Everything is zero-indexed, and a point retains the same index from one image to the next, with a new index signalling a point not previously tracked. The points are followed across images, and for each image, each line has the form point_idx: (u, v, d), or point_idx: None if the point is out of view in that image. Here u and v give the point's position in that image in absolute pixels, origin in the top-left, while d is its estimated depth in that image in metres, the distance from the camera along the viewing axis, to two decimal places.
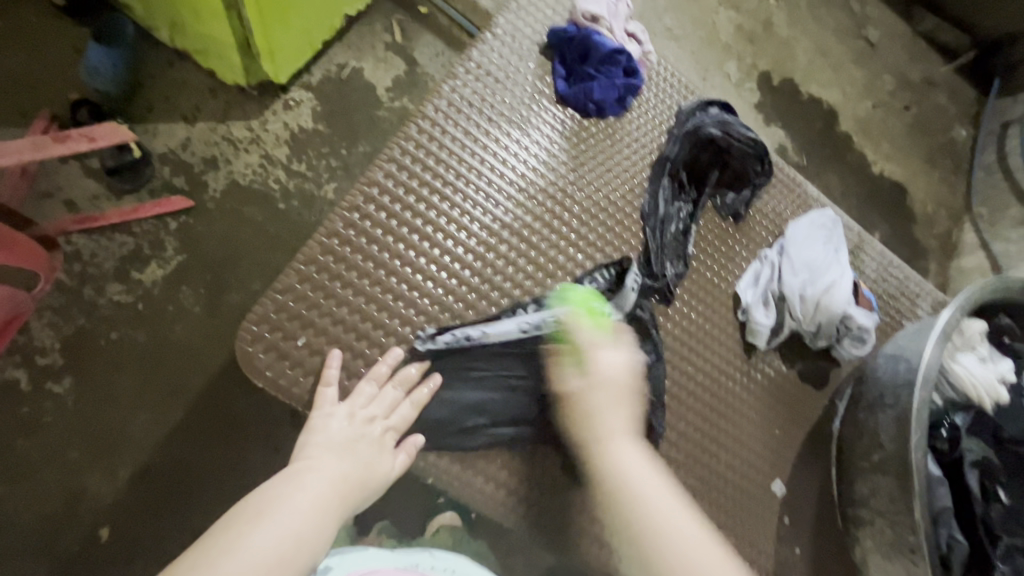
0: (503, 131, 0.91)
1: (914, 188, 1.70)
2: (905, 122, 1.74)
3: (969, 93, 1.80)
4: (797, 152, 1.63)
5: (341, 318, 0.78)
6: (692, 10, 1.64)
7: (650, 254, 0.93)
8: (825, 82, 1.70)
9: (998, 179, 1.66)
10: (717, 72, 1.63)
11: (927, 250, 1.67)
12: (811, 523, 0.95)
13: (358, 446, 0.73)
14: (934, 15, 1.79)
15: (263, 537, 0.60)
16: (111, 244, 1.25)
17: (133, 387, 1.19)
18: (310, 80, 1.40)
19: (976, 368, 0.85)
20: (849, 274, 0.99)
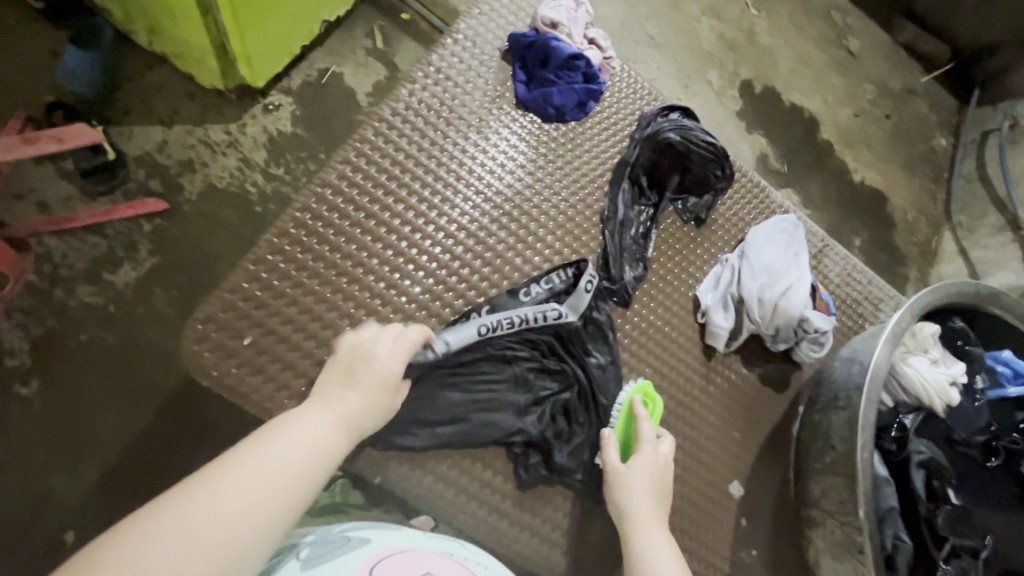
0: (460, 133, 0.92)
1: (894, 196, 1.72)
2: (885, 131, 1.76)
3: (948, 103, 1.83)
4: (778, 159, 1.66)
5: (290, 318, 0.79)
6: (674, 19, 1.66)
7: (608, 257, 0.95)
8: (805, 90, 1.73)
9: (977, 188, 1.68)
10: (699, 79, 1.65)
11: (906, 257, 1.69)
12: (770, 526, 0.96)
13: (365, 381, 0.68)
14: (913, 26, 1.82)
15: (275, 457, 0.56)
16: (84, 246, 1.25)
17: (102, 388, 1.19)
18: (289, 84, 1.41)
19: (927, 370, 0.87)
20: (808, 278, 1.00)
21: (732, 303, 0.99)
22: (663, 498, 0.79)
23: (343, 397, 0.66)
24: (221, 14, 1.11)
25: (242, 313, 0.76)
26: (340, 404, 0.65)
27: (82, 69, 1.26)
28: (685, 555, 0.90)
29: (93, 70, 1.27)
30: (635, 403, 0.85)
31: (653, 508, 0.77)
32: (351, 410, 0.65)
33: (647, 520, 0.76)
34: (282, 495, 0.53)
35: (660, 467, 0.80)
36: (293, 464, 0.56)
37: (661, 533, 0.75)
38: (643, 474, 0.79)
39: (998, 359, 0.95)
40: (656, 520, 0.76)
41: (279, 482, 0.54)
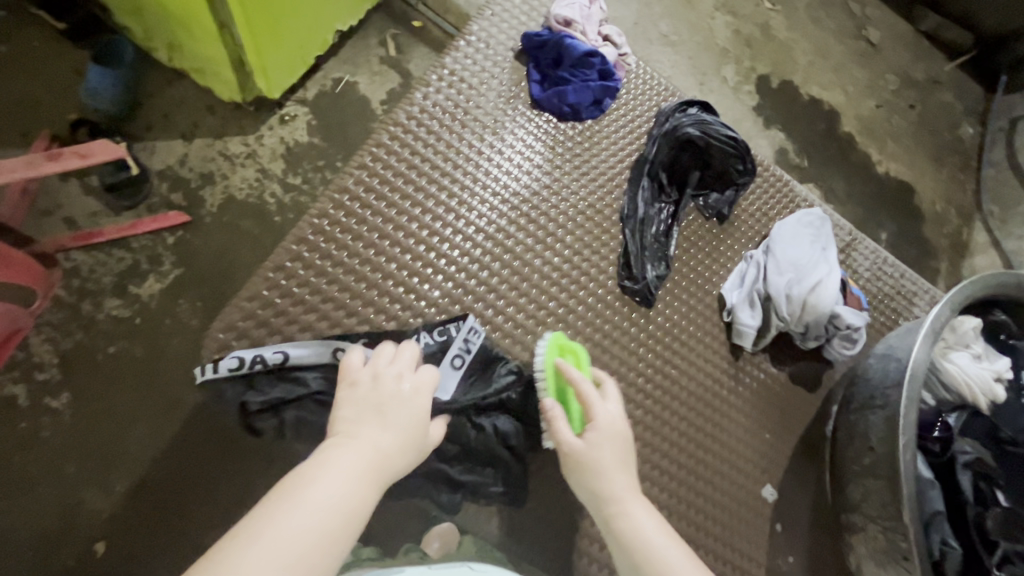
0: (476, 136, 0.91)
1: (922, 187, 1.66)
2: (910, 121, 1.71)
3: (976, 90, 1.77)
4: (798, 154, 1.62)
5: (309, 325, 0.78)
6: (688, 17, 1.64)
7: (630, 257, 0.92)
8: (825, 83, 1.68)
9: (1011, 176, 1.62)
10: (714, 76, 1.62)
11: (938, 250, 1.62)
12: (806, 531, 0.92)
13: (393, 402, 0.64)
14: (935, 14, 1.77)
15: (324, 506, 0.51)
16: (110, 259, 1.27)
17: (131, 400, 1.20)
18: (305, 95, 1.42)
19: (971, 366, 0.83)
20: (838, 272, 0.97)
21: (758, 300, 0.96)
22: (630, 461, 0.71)
23: (354, 422, 0.61)
24: (237, 27, 1.12)
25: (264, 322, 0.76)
26: (371, 431, 0.60)
27: (105, 87, 1.28)
28: (719, 562, 0.87)
29: (115, 87, 1.29)
30: (563, 366, 0.76)
31: (622, 475, 0.68)
32: (387, 441, 0.60)
33: (624, 493, 0.67)
34: (327, 537, 0.50)
35: (614, 431, 0.71)
36: (339, 502, 0.52)
37: (640, 501, 0.67)
38: (602, 449, 0.69)
39: None
40: (630, 489, 0.68)
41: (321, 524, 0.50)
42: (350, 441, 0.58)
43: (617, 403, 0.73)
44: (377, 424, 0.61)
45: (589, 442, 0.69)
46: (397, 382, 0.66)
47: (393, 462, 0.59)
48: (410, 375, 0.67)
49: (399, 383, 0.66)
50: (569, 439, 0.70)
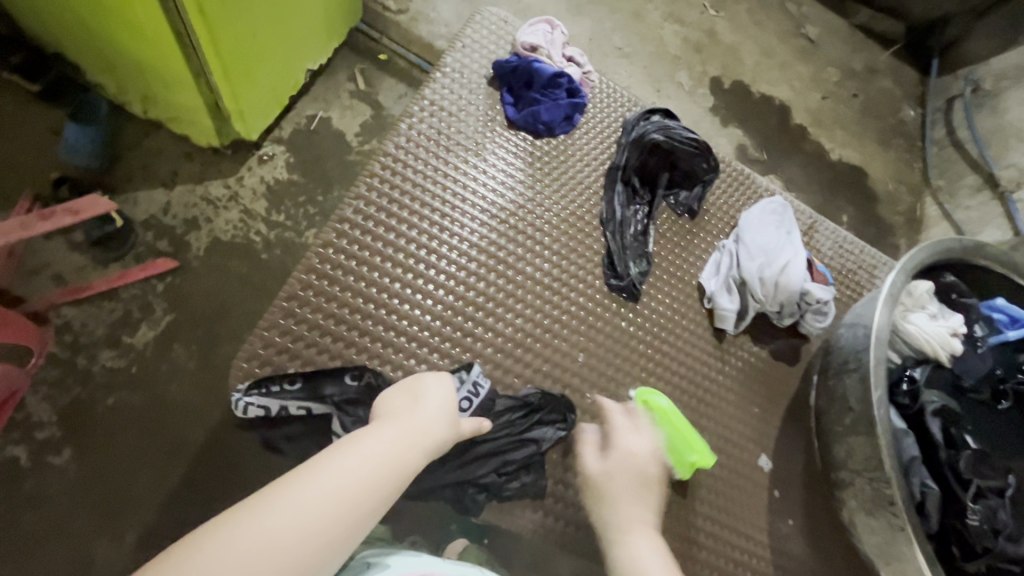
0: (460, 158, 0.98)
1: (874, 169, 1.79)
2: (855, 109, 1.84)
3: (912, 75, 1.92)
4: (757, 148, 1.73)
5: (324, 346, 0.83)
6: (640, 30, 1.75)
7: (613, 257, 1.00)
8: (773, 81, 1.81)
9: (951, 153, 1.75)
10: (670, 82, 1.73)
11: (893, 227, 1.75)
12: (801, 495, 0.99)
13: (419, 423, 0.70)
14: (866, 8, 1.93)
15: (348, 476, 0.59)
16: (100, 311, 1.29)
17: (135, 448, 1.22)
18: (282, 134, 1.47)
19: (927, 325, 0.92)
20: (803, 253, 1.06)
21: (734, 285, 1.04)
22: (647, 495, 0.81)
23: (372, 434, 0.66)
24: (212, 74, 1.18)
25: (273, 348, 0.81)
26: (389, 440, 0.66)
27: (83, 143, 1.33)
28: (723, 531, 0.93)
29: (93, 142, 1.34)
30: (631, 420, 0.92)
31: (637, 506, 0.79)
32: (393, 447, 0.65)
33: (628, 523, 0.77)
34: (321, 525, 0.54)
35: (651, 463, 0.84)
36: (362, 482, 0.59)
37: (648, 534, 0.76)
38: (620, 477, 0.81)
39: (994, 308, 1.00)
40: (641, 520, 0.77)
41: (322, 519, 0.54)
42: (364, 442, 0.63)
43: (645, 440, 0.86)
44: (401, 432, 0.68)
45: (605, 472, 0.82)
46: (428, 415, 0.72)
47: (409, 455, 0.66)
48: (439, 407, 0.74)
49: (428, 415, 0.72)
50: (591, 468, 0.84)
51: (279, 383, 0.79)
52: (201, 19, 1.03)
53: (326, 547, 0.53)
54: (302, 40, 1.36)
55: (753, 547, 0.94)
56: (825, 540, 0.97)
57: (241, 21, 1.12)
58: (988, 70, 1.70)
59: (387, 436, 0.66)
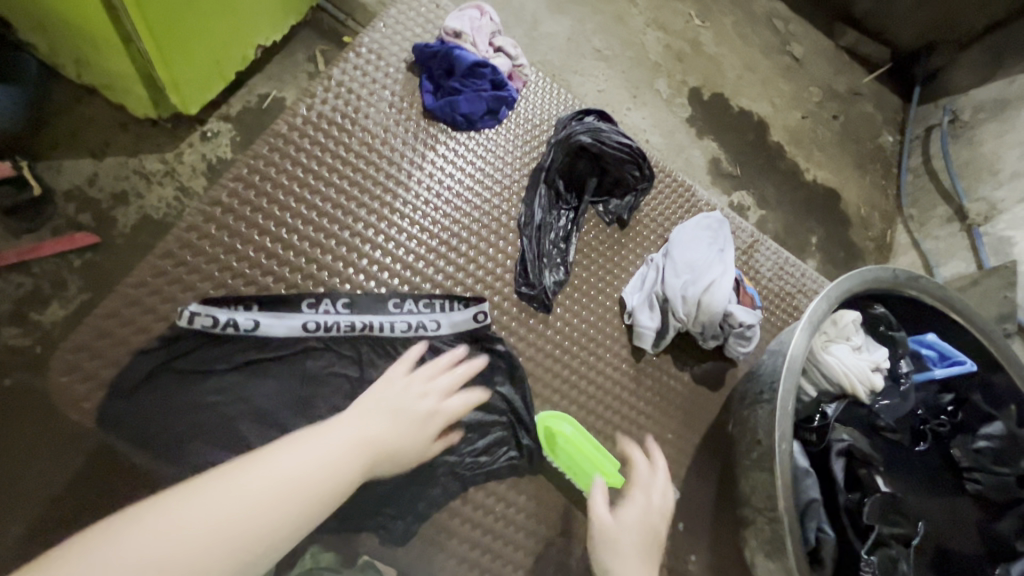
0: (364, 146, 0.90)
1: (847, 194, 1.75)
2: (835, 131, 1.80)
3: (894, 101, 1.88)
4: (730, 162, 1.68)
5: (185, 350, 0.73)
6: (620, 32, 1.68)
7: (526, 263, 0.93)
8: (754, 95, 1.76)
9: (926, 182, 1.71)
10: (647, 90, 1.67)
11: (862, 252, 1.71)
12: (706, 530, 0.93)
13: (366, 409, 0.66)
14: (854, 30, 1.88)
15: (294, 462, 0.55)
16: (7, 285, 1.17)
17: (31, 436, 1.10)
18: (229, 111, 1.36)
19: (848, 357, 0.87)
20: (732, 272, 1.00)
21: (657, 302, 0.98)
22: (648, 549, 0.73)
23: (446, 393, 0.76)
24: (142, 42, 1.03)
25: (109, 333, 0.72)
26: (358, 425, 0.63)
27: (1, 104, 1.15)
28: None
29: (15, 105, 1.17)
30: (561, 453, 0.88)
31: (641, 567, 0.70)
32: (345, 448, 0.60)
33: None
34: (347, 467, 0.59)
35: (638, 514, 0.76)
36: (275, 481, 0.53)
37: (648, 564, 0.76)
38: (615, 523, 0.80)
39: (923, 343, 0.96)
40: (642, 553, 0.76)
41: (311, 471, 0.55)
42: (334, 432, 0.61)
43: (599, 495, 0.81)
44: (356, 423, 0.64)
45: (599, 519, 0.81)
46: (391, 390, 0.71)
47: (363, 442, 0.62)
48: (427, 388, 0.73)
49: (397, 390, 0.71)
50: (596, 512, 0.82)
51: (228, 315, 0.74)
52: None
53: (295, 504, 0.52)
54: (252, 12, 1.22)
55: None
56: None
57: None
58: (968, 101, 1.66)
59: (336, 433, 0.61)
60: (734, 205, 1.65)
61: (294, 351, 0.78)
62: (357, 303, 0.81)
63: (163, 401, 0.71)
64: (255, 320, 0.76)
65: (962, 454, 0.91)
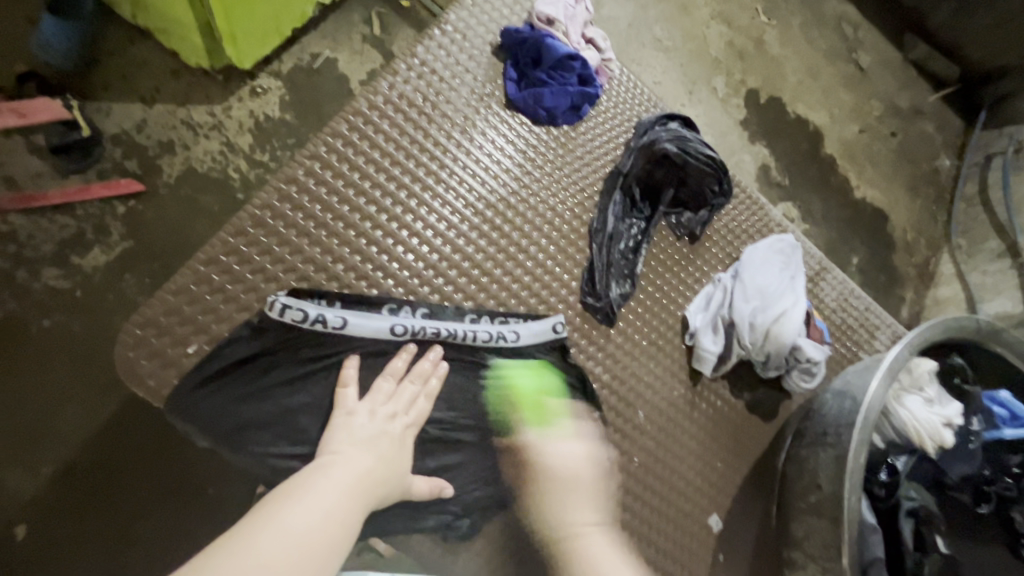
0: (445, 134, 0.86)
1: (895, 215, 1.65)
2: (891, 149, 1.68)
3: (956, 123, 1.73)
4: (781, 171, 1.58)
5: (263, 341, 0.72)
6: (684, 23, 1.56)
7: (596, 274, 0.89)
8: (812, 103, 1.63)
9: (979, 212, 1.60)
10: (704, 87, 1.56)
11: (904, 279, 1.63)
12: (747, 563, 0.91)
13: (342, 449, 0.68)
14: (926, 42, 1.71)
15: (299, 518, 0.57)
16: (50, 226, 1.11)
17: (65, 379, 1.06)
18: (279, 67, 1.24)
19: (921, 411, 0.82)
20: (803, 303, 0.95)
21: (722, 326, 0.94)
22: (602, 498, 0.80)
23: (416, 396, 0.76)
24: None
25: (179, 308, 0.71)
26: (349, 462, 0.66)
27: (57, 41, 1.11)
28: None
29: (71, 42, 1.12)
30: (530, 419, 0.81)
31: (594, 513, 0.77)
32: (341, 493, 0.62)
33: (583, 526, 0.76)
34: (350, 506, 0.62)
35: (594, 468, 0.81)
36: (299, 538, 0.55)
37: (595, 531, 0.76)
38: (568, 481, 0.78)
39: (996, 400, 0.91)
40: (588, 521, 0.76)
41: (323, 517, 0.59)
42: (325, 475, 0.63)
43: (580, 446, 0.81)
44: (347, 462, 0.66)
45: (553, 477, 0.79)
46: (562, 448, 0.80)
47: (352, 483, 0.64)
48: (575, 437, 0.82)
49: (562, 448, 0.80)
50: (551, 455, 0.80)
51: (314, 309, 0.73)
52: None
53: (319, 559, 0.55)
54: None
55: None
56: None
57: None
58: None
59: (325, 479, 0.63)
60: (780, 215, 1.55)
61: (374, 346, 0.76)
62: (435, 313, 0.80)
63: (237, 386, 0.71)
64: (343, 322, 0.74)
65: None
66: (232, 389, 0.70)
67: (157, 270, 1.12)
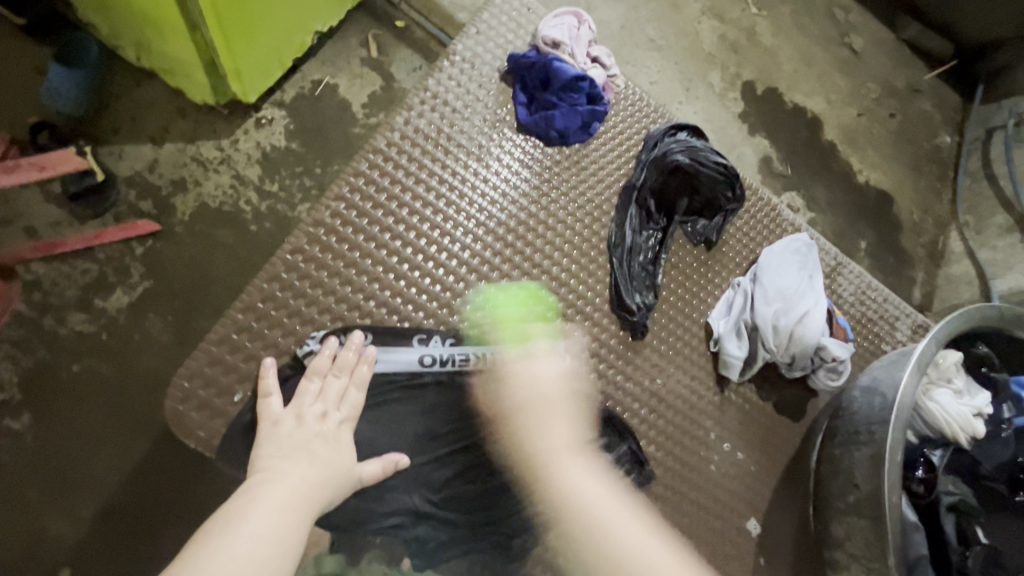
0: (462, 163, 0.87)
1: (900, 196, 1.65)
2: (891, 130, 1.68)
3: (954, 99, 1.74)
4: (782, 162, 1.58)
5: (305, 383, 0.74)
6: (675, 21, 1.57)
7: (620, 289, 0.90)
8: (808, 91, 1.64)
9: (984, 187, 1.60)
10: (700, 82, 1.56)
11: (912, 260, 1.62)
12: (788, 564, 0.92)
13: (276, 465, 0.63)
14: (917, 22, 1.73)
15: (238, 544, 0.54)
16: (73, 272, 1.13)
17: (99, 421, 1.08)
18: (282, 97, 1.26)
19: (952, 404, 0.83)
20: (824, 302, 0.96)
21: (745, 330, 0.95)
22: (574, 416, 0.79)
23: (326, 387, 0.72)
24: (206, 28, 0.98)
25: (221, 357, 0.72)
26: (285, 478, 0.62)
27: (66, 89, 1.13)
28: None
29: (79, 89, 1.14)
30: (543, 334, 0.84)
31: (566, 433, 0.76)
32: (280, 511, 0.59)
33: (555, 448, 0.75)
34: (292, 522, 0.58)
35: (557, 387, 0.80)
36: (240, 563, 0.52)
37: (576, 453, 0.75)
38: (543, 399, 0.78)
39: None
40: (569, 442, 0.75)
41: (265, 537, 0.55)
42: (259, 496, 0.59)
43: (548, 368, 0.81)
44: (284, 478, 0.62)
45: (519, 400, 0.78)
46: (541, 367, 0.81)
47: (290, 497, 0.60)
48: (548, 355, 0.82)
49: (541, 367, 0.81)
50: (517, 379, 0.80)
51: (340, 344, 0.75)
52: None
53: None
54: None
55: None
56: None
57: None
58: None
59: (261, 500, 0.59)
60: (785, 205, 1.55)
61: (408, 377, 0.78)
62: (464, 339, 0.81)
63: None
64: (349, 337, 0.75)
65: None
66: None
67: (183, 310, 1.14)
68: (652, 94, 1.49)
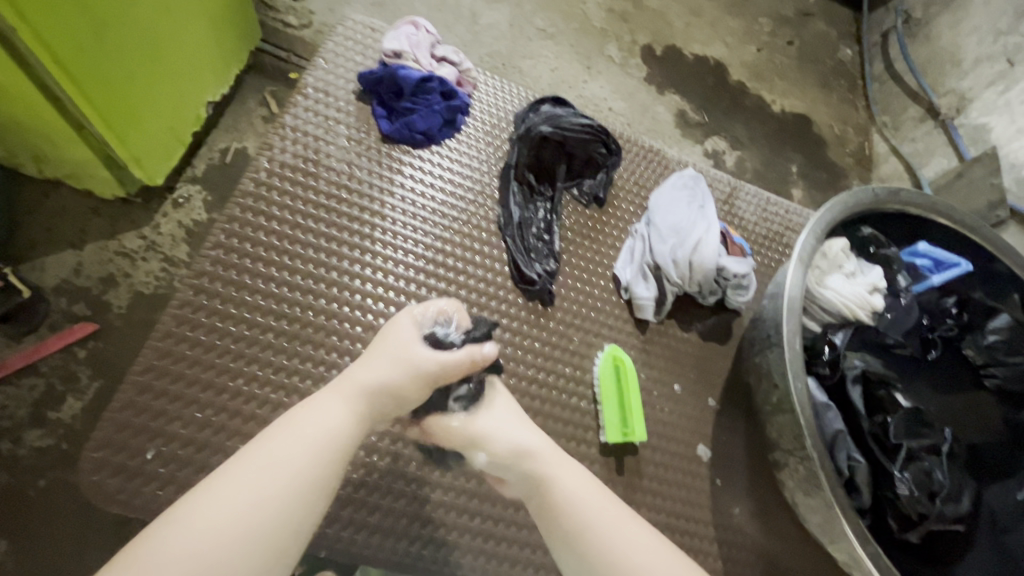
0: (331, 184, 0.90)
1: (817, 115, 1.71)
2: (792, 56, 1.76)
3: (844, 15, 1.85)
4: (696, 111, 1.62)
5: (220, 426, 0.76)
6: (561, 7, 1.62)
7: (518, 264, 0.94)
8: (705, 39, 1.71)
9: (892, 86, 1.69)
10: (599, 57, 1.60)
11: (845, 170, 1.67)
12: (745, 480, 0.96)
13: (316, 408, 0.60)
14: None
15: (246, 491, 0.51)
16: (20, 392, 1.11)
17: (77, 530, 1.07)
18: (194, 172, 1.30)
19: (844, 286, 0.88)
20: (716, 226, 1.01)
21: (650, 272, 0.99)
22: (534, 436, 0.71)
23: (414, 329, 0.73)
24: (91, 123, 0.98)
25: (130, 420, 0.73)
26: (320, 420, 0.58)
27: None
28: (670, 531, 0.89)
29: None
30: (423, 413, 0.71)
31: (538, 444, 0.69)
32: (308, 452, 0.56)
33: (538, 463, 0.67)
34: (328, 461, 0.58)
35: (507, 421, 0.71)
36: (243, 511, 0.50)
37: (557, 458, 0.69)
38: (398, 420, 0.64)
39: (916, 254, 0.98)
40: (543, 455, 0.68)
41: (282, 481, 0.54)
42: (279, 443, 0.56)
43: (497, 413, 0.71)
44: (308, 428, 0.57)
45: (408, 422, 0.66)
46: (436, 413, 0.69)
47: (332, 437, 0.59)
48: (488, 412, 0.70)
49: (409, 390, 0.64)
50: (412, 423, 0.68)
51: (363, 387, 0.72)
52: (54, 63, 0.84)
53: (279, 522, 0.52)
54: (191, 71, 1.16)
55: (702, 543, 0.90)
56: (773, 517, 0.95)
57: (112, 55, 0.93)
58: None
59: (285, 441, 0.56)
60: (710, 152, 1.59)
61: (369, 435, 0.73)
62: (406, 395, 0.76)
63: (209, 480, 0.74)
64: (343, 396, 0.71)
65: (974, 350, 0.96)
66: (200, 478, 0.73)
67: None
68: (556, 80, 1.55)
